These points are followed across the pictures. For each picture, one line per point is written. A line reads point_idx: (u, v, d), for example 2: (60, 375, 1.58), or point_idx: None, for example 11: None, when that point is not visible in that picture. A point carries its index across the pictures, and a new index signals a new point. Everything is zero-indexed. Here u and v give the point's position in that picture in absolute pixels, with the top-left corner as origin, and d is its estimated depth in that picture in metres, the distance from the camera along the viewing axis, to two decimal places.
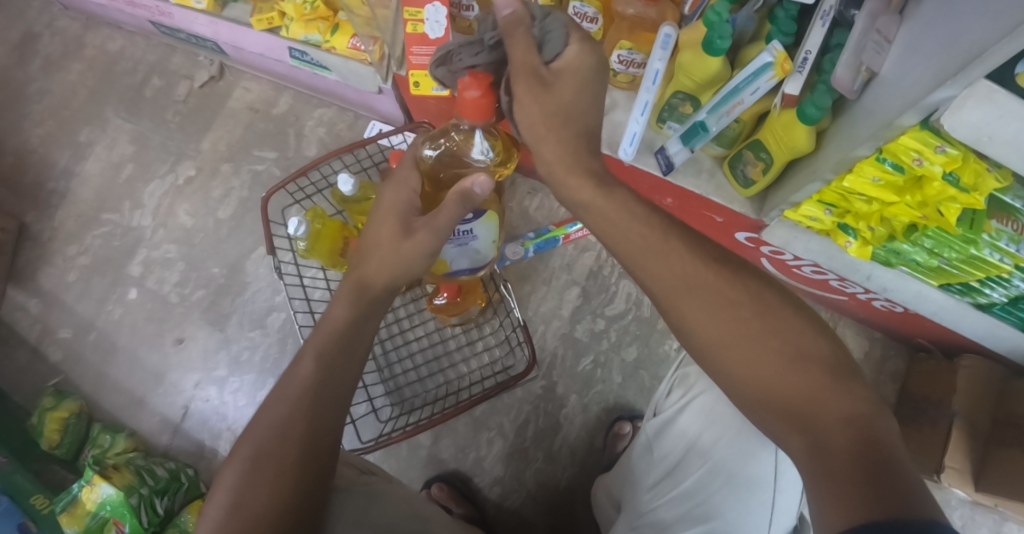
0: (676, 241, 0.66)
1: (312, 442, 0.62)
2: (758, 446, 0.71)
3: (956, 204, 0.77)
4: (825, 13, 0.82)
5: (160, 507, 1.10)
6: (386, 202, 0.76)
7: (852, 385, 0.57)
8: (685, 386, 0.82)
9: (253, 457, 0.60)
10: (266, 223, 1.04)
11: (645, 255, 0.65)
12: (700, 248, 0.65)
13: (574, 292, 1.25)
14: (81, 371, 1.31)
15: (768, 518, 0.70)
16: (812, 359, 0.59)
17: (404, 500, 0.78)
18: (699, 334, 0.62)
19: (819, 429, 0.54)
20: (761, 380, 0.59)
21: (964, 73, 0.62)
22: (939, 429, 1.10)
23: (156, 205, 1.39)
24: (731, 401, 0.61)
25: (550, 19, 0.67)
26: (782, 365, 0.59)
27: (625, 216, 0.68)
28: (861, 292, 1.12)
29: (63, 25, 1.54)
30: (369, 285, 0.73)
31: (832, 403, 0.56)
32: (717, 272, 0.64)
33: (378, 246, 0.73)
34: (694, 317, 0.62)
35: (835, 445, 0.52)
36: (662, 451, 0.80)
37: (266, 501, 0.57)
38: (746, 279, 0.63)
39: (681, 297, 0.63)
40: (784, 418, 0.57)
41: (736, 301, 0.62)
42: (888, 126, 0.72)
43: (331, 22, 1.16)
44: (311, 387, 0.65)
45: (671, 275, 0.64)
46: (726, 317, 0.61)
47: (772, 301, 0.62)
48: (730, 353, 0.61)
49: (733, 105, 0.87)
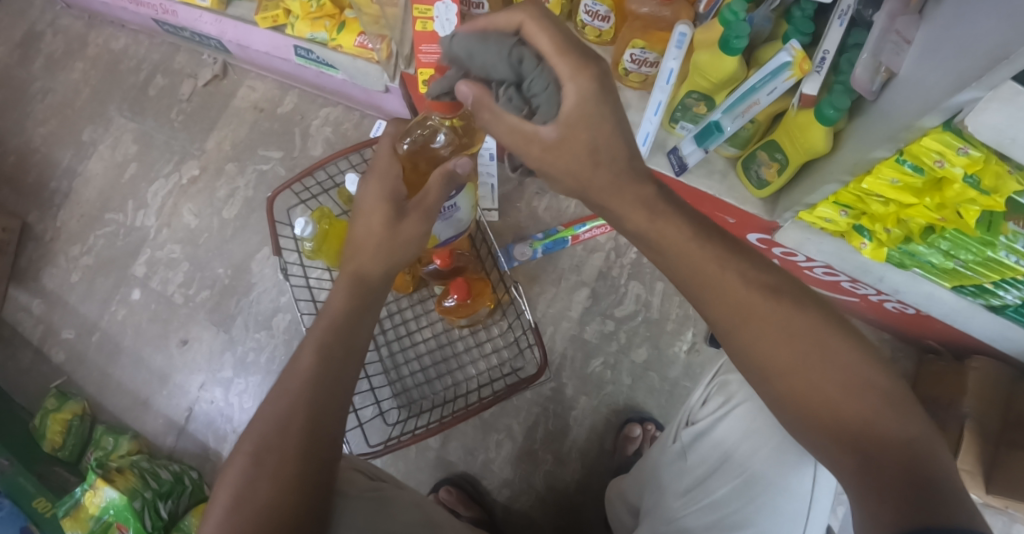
0: (729, 265, 0.61)
1: (315, 437, 0.60)
2: (798, 460, 0.70)
3: (975, 206, 0.76)
4: (842, 14, 0.82)
5: (164, 510, 1.09)
6: (372, 194, 0.72)
7: (911, 414, 0.55)
8: (724, 393, 0.80)
9: (255, 453, 0.58)
10: (272, 224, 1.02)
11: (687, 270, 0.62)
12: (752, 271, 0.61)
13: (583, 293, 1.24)
14: (85, 372, 1.30)
15: (801, 523, 0.69)
16: (873, 388, 0.56)
17: (415, 504, 0.77)
18: (754, 360, 0.60)
19: (881, 464, 0.53)
20: (820, 409, 0.56)
21: (989, 75, 0.61)
22: (950, 432, 1.09)
23: (160, 204, 1.38)
24: (779, 420, 0.59)
25: (534, 75, 0.58)
26: (842, 394, 0.56)
27: (674, 240, 0.63)
28: (873, 293, 1.11)
29: (65, 24, 1.53)
30: (367, 275, 0.71)
31: (893, 434, 0.54)
32: (771, 296, 0.60)
33: (371, 234, 0.71)
34: (740, 336, 0.60)
35: (897, 483, 0.51)
36: (695, 459, 0.79)
37: (271, 492, 0.55)
38: (803, 302, 0.60)
39: (737, 323, 0.60)
40: (843, 448, 0.55)
41: (781, 319, 0.59)
42: (908, 128, 0.71)
43: (338, 20, 1.14)
44: (312, 381, 0.62)
45: (726, 300, 0.60)
46: (783, 344, 0.58)
47: (831, 326, 0.59)
48: (788, 381, 0.58)
49: (749, 105, 0.86)
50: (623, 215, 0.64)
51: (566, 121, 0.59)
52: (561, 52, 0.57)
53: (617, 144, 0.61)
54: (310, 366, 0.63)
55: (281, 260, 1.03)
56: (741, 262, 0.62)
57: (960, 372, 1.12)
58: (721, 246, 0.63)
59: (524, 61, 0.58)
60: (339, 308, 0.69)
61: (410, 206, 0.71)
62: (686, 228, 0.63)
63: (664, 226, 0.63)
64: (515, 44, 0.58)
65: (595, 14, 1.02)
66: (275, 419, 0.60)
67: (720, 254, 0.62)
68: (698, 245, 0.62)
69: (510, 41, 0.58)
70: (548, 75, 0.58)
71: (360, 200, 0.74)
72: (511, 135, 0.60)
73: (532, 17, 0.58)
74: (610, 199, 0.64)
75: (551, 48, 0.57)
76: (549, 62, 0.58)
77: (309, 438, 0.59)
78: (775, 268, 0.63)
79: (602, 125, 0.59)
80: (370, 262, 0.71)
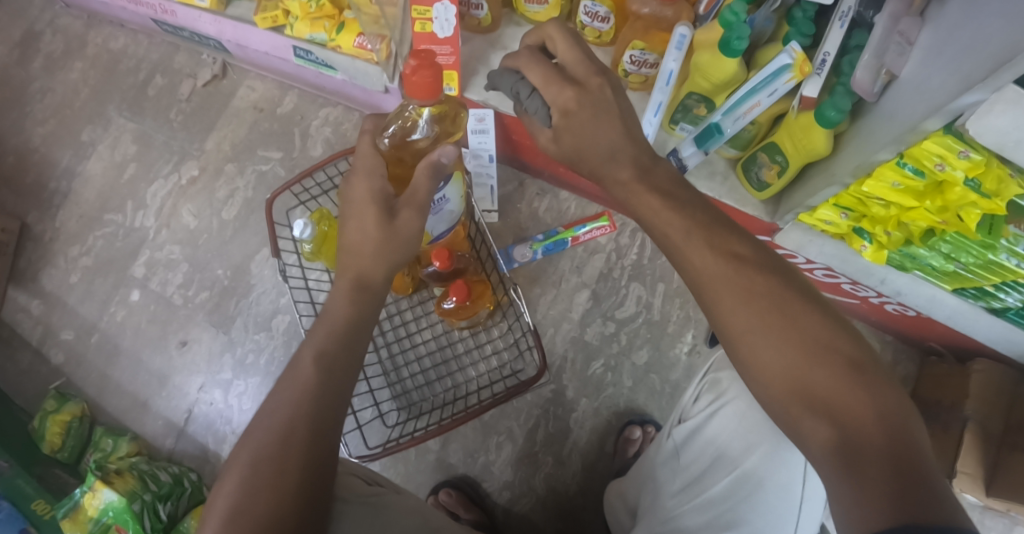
0: (696, 237, 0.61)
1: (316, 443, 0.59)
2: (789, 453, 0.70)
3: (977, 209, 0.75)
4: (843, 15, 0.81)
5: (163, 512, 1.09)
6: (356, 195, 0.72)
7: (881, 388, 0.54)
8: (715, 391, 0.79)
9: (251, 463, 0.57)
10: (271, 226, 1.01)
11: (676, 241, 0.62)
12: (722, 240, 0.61)
13: (584, 295, 1.24)
14: (84, 373, 1.30)
15: (795, 520, 0.70)
16: (842, 361, 0.55)
17: (414, 510, 0.76)
18: (726, 331, 0.59)
19: (855, 439, 0.51)
20: (793, 382, 0.55)
21: (993, 78, 0.60)
22: (951, 434, 1.09)
23: (159, 205, 1.37)
24: (757, 394, 0.57)
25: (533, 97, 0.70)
26: (813, 366, 0.55)
27: (649, 208, 0.65)
28: (874, 295, 1.11)
29: (65, 23, 1.52)
30: (369, 281, 0.70)
31: (865, 409, 0.53)
32: (740, 267, 0.59)
33: (366, 237, 0.70)
34: (721, 307, 0.59)
35: (870, 459, 0.50)
36: (687, 457, 0.78)
37: (269, 506, 0.55)
38: (771, 272, 0.59)
39: (709, 292, 0.60)
40: (816, 421, 0.54)
41: (758, 293, 0.58)
42: (911, 130, 0.71)
43: (337, 21, 1.14)
44: (310, 390, 0.62)
45: (698, 270, 0.60)
46: (753, 315, 0.57)
47: (799, 298, 0.58)
48: (760, 352, 0.57)
49: (749, 107, 0.86)
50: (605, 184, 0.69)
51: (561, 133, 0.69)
52: (547, 84, 0.68)
53: (601, 148, 0.68)
54: (315, 367, 0.64)
55: (279, 261, 1.02)
56: (711, 231, 0.62)
57: (962, 374, 1.12)
58: (693, 215, 0.63)
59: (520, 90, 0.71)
60: (346, 317, 0.68)
61: (402, 202, 0.71)
62: (657, 199, 0.65)
63: (637, 196, 0.66)
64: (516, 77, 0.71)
65: (595, 15, 1.02)
66: (274, 424, 0.60)
67: (691, 223, 0.63)
68: (672, 212, 0.64)
69: (513, 75, 0.71)
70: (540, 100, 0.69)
71: (345, 204, 0.73)
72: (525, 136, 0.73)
73: (528, 58, 0.70)
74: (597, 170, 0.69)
75: (540, 81, 0.69)
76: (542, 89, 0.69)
77: (312, 447, 0.59)
78: (746, 236, 0.62)
79: (587, 133, 0.67)
80: (379, 266, 0.70)
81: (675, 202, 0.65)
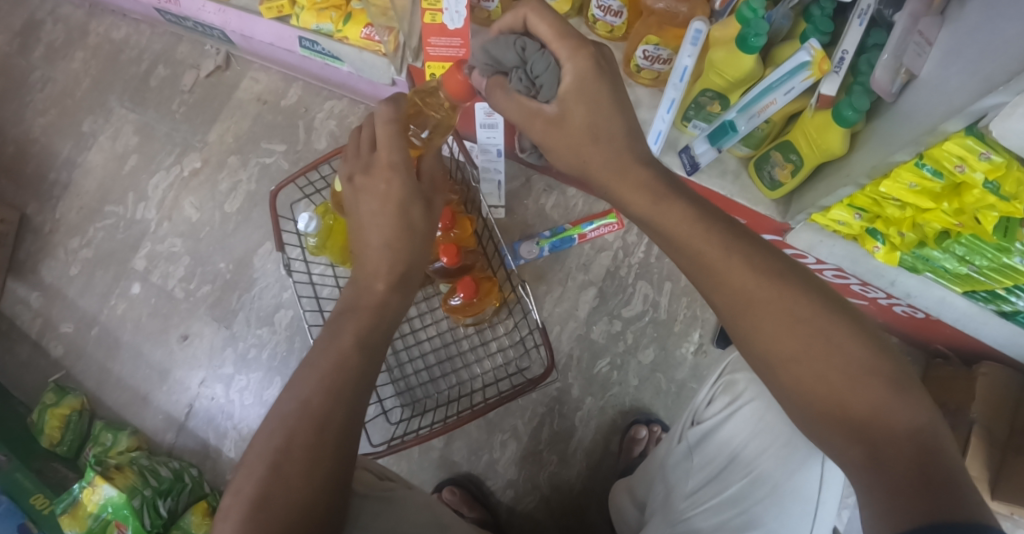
0: (735, 252, 0.59)
1: (347, 439, 0.57)
2: (806, 458, 0.68)
3: (994, 212, 0.74)
4: (863, 13, 0.80)
5: (163, 508, 1.08)
6: (391, 193, 0.68)
7: (915, 399, 0.54)
8: (730, 393, 0.78)
9: (283, 449, 0.55)
10: (273, 217, 0.97)
11: (708, 258, 0.60)
12: (757, 258, 0.59)
13: (590, 293, 1.23)
14: (83, 366, 1.28)
15: (812, 515, 0.67)
16: (878, 375, 0.54)
17: (426, 506, 0.74)
18: (759, 349, 0.58)
19: (886, 453, 0.52)
20: (828, 400, 0.55)
21: (1017, 81, 0.59)
22: (959, 436, 1.07)
23: (161, 197, 1.36)
24: (788, 410, 0.58)
25: (537, 59, 0.60)
26: (850, 384, 0.55)
27: (680, 226, 0.61)
28: (883, 296, 1.10)
29: (66, 13, 1.50)
30: (373, 284, 0.68)
31: (898, 423, 0.53)
32: (775, 280, 0.58)
33: (397, 233, 0.68)
34: (758, 327, 0.57)
35: (901, 472, 0.50)
36: (703, 458, 0.77)
37: (308, 489, 0.53)
38: (806, 287, 0.58)
39: (743, 313, 0.58)
40: (848, 437, 0.54)
41: (796, 313, 0.57)
42: (930, 132, 0.70)
43: (344, 11, 1.11)
44: (343, 378, 0.60)
45: (737, 289, 0.58)
46: (788, 334, 0.56)
47: (837, 312, 0.57)
48: (796, 374, 0.56)
49: (765, 105, 0.84)
50: (625, 200, 0.64)
51: (569, 101, 0.61)
52: (560, 37, 0.60)
53: (617, 133, 0.62)
54: (333, 355, 0.62)
55: (282, 255, 0.98)
56: (746, 248, 0.59)
57: (968, 377, 1.11)
58: (726, 229, 0.61)
59: (528, 45, 0.60)
60: (371, 311, 0.66)
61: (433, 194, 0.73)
62: (691, 211, 0.61)
63: (666, 213, 0.61)
64: (518, 35, 0.61)
65: (608, 10, 0.99)
66: (300, 413, 0.57)
67: (728, 240, 0.60)
68: (704, 229, 0.60)
69: (513, 36, 0.61)
70: (549, 58, 0.60)
71: (365, 200, 0.68)
72: (518, 115, 0.62)
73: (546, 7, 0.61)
74: (610, 186, 0.64)
75: (551, 34, 0.60)
76: (550, 47, 0.61)
77: (342, 433, 0.56)
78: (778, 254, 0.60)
79: (600, 110, 0.61)
80: (390, 258, 0.68)
81: (708, 218, 0.61)
